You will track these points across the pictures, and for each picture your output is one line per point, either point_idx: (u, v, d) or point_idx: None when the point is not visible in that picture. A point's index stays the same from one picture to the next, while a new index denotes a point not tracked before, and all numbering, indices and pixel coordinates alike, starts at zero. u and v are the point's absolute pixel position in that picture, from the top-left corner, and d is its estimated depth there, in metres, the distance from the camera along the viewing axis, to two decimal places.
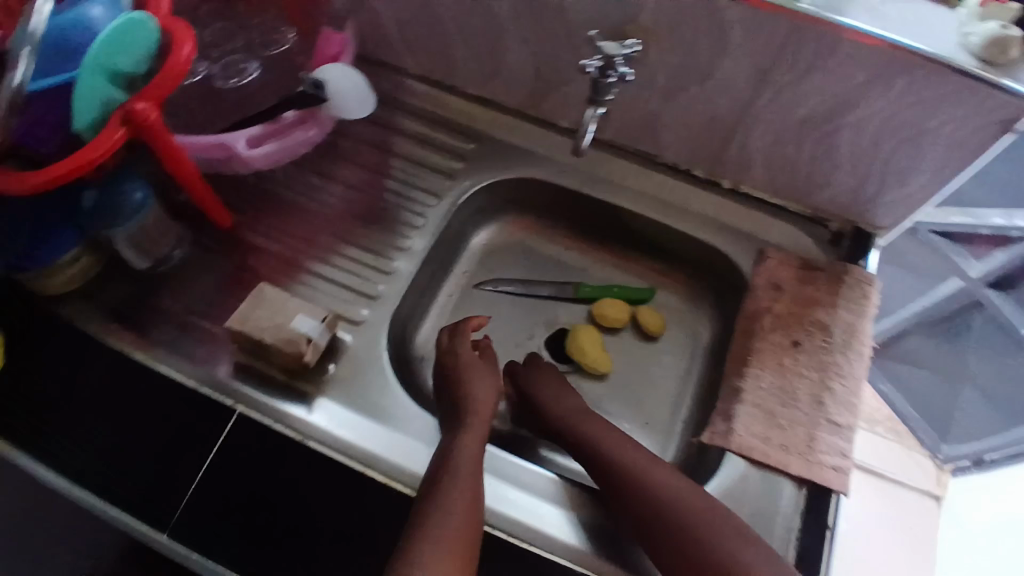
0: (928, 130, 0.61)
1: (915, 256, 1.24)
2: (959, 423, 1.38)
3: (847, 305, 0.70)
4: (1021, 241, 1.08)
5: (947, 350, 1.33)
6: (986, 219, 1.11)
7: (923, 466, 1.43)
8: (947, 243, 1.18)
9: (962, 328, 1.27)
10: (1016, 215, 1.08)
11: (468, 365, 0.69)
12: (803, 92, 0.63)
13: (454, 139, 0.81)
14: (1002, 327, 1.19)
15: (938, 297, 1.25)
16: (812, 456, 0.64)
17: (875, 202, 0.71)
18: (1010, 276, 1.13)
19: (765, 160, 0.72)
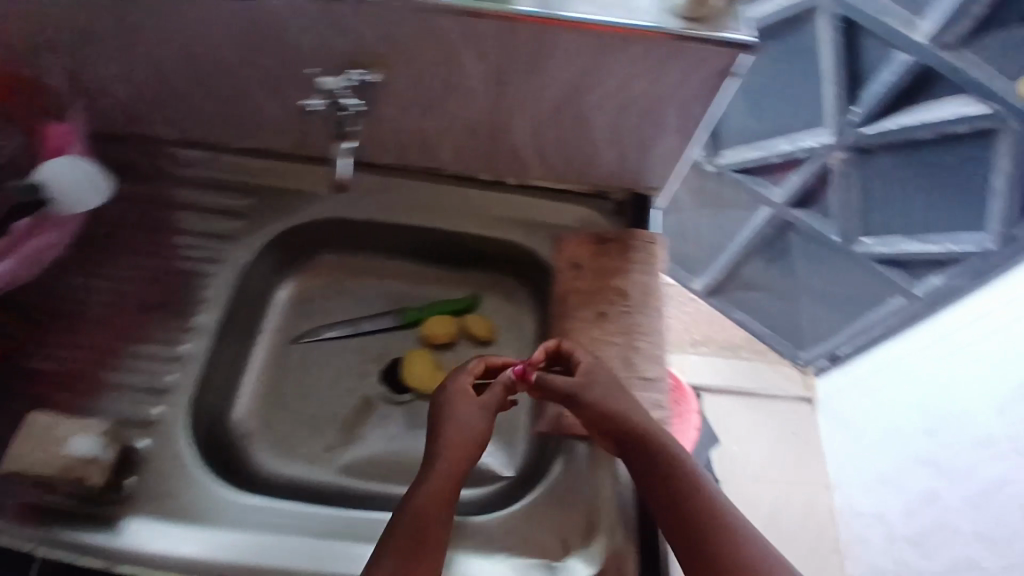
0: (657, 94, 0.65)
1: (725, 193, 1.37)
2: (807, 331, 1.52)
3: (638, 267, 0.73)
4: (807, 160, 1.19)
5: (779, 271, 1.45)
6: (774, 147, 1.22)
7: (789, 376, 1.61)
8: (748, 177, 1.30)
9: (783, 248, 1.40)
10: (797, 138, 1.18)
11: (457, 399, 0.63)
12: (539, 82, 0.65)
13: (228, 199, 0.78)
14: (813, 239, 1.32)
15: (755, 226, 1.38)
16: None
17: (641, 165, 0.75)
18: (810, 191, 1.24)
19: (535, 148, 0.73)
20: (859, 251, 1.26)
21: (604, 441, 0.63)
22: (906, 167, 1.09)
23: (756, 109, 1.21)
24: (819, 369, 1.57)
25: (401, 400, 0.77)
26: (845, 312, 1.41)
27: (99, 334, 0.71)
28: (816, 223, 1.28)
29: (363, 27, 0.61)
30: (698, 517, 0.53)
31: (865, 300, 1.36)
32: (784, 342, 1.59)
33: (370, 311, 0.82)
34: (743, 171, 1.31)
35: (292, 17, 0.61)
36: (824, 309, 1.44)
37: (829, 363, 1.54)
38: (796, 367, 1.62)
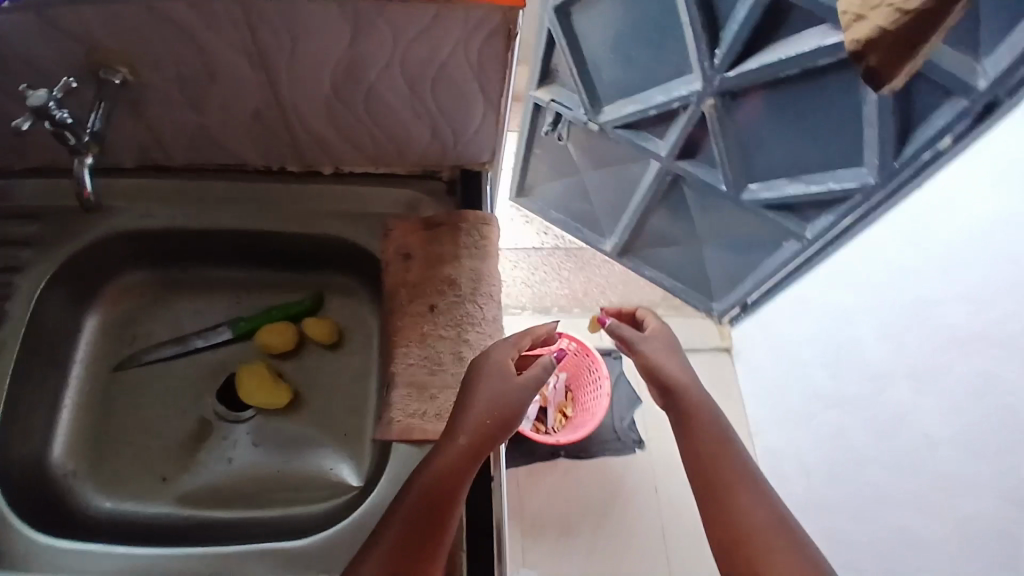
0: (446, 62, 0.59)
1: (614, 150, 1.34)
2: (715, 281, 1.50)
3: (469, 252, 0.68)
4: (682, 110, 1.15)
5: (679, 225, 1.42)
6: (650, 100, 1.17)
7: (708, 327, 1.60)
8: (632, 133, 1.26)
9: (679, 202, 1.36)
10: (670, 88, 1.13)
11: (497, 370, 0.59)
12: (312, 60, 0.58)
13: (3, 222, 0.68)
14: (704, 188, 1.27)
15: (647, 183, 1.34)
16: None
17: (460, 139, 0.69)
18: (691, 139, 1.20)
19: (340, 134, 0.67)
20: (748, 199, 1.23)
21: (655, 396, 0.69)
22: (778, 108, 1.05)
23: (627, 61, 1.16)
24: (734, 318, 1.57)
25: (239, 419, 0.72)
26: (747, 258, 1.39)
27: None
28: (702, 174, 1.25)
29: (82, 18, 0.53)
30: (727, 480, 0.60)
31: (763, 246, 1.34)
32: (696, 295, 1.58)
33: (201, 325, 0.76)
34: (626, 126, 1.26)
35: None
36: (728, 258, 1.42)
37: (742, 311, 1.53)
38: (713, 319, 1.60)
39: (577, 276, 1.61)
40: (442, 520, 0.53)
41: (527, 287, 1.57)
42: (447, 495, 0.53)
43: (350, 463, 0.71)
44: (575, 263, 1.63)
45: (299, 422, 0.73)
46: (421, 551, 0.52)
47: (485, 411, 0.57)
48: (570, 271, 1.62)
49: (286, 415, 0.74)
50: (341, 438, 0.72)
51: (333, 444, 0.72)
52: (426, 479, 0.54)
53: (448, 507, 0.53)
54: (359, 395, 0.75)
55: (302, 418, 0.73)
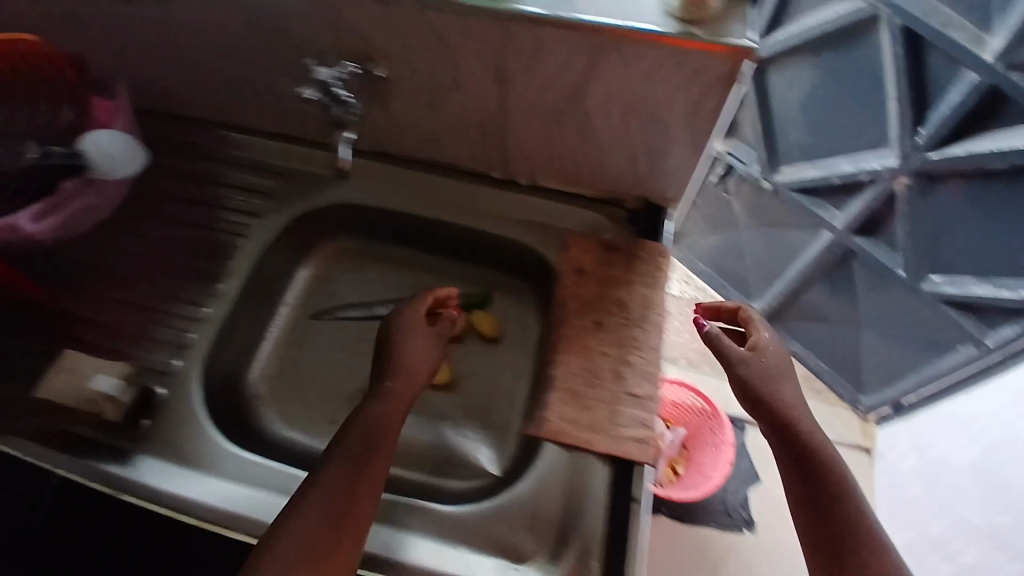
0: (661, 102, 0.64)
1: (784, 214, 1.30)
2: (868, 372, 1.39)
3: (643, 280, 0.71)
4: (870, 184, 1.10)
5: (840, 302, 1.34)
6: (835, 168, 1.14)
7: (849, 420, 1.47)
8: (808, 199, 1.23)
9: (846, 277, 1.28)
10: (861, 159, 1.10)
11: (415, 325, 0.69)
12: (542, 83, 0.65)
13: (258, 178, 0.82)
14: (878, 270, 1.20)
15: (815, 252, 1.29)
16: (615, 432, 0.64)
17: (654, 175, 0.73)
18: (870, 216, 1.15)
19: (545, 152, 0.74)
20: (927, 291, 1.14)
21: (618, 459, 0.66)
22: (980, 199, 0.98)
23: (818, 127, 1.15)
24: (881, 417, 1.44)
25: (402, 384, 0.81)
26: (910, 354, 1.28)
27: (132, 291, 0.77)
28: (878, 255, 1.18)
29: (371, 25, 0.64)
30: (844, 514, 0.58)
31: (929, 346, 1.23)
32: (842, 382, 1.47)
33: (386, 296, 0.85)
34: (803, 191, 1.24)
35: (303, 13, 0.64)
36: (888, 350, 1.32)
37: (893, 412, 1.40)
38: (857, 413, 1.48)
39: None
40: (367, 457, 0.60)
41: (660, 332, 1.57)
42: (364, 442, 0.61)
43: (491, 451, 0.76)
44: None
45: (451, 401, 0.80)
46: (341, 486, 0.58)
47: (403, 385, 0.66)
48: None
49: (440, 392, 0.80)
50: (485, 425, 0.78)
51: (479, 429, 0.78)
52: (364, 423, 0.62)
53: (369, 451, 0.61)
54: (507, 389, 0.80)
55: (454, 398, 0.80)
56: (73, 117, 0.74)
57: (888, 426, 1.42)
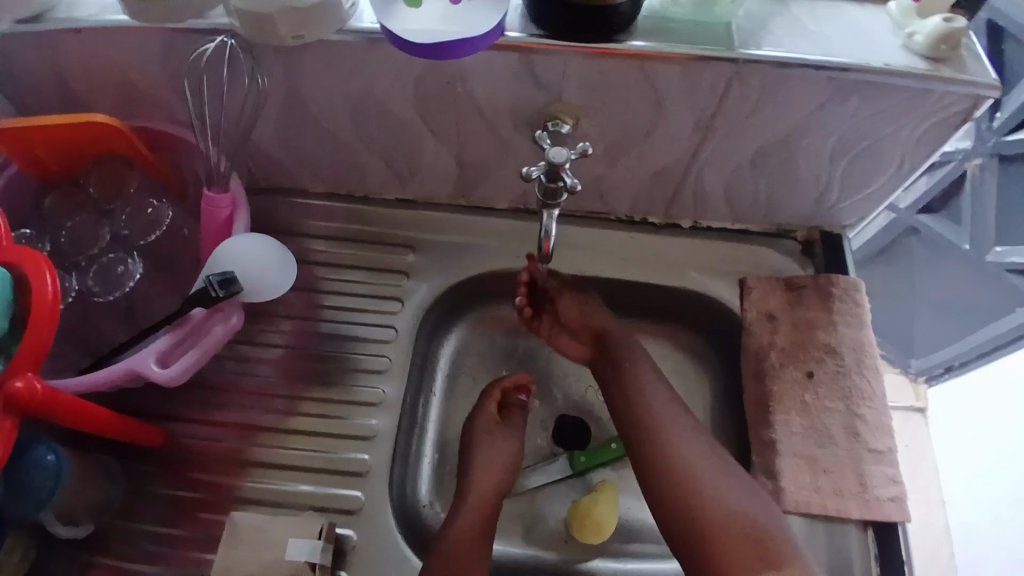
0: (881, 135, 0.59)
1: None
2: (922, 341, 1.45)
3: (844, 319, 0.66)
4: (943, 165, 1.13)
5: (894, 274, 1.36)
6: None
7: (901, 384, 1.55)
8: None
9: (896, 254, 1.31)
10: None
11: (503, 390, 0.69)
12: (756, 122, 0.59)
13: (387, 254, 0.71)
14: (935, 244, 1.24)
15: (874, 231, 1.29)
16: (867, 495, 0.59)
17: (836, 207, 0.68)
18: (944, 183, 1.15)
19: (724, 194, 0.68)
20: (991, 261, 1.20)
21: (800, 418, 0.63)
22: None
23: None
24: (932, 378, 1.51)
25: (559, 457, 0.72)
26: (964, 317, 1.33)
27: (268, 414, 0.64)
28: (946, 232, 1.21)
29: (563, 79, 0.55)
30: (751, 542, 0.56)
31: (990, 312, 1.29)
32: (892, 351, 1.52)
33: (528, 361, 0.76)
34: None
35: (482, 73, 0.55)
36: (941, 318, 1.37)
37: (947, 372, 1.47)
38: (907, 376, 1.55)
39: None
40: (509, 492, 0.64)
41: None
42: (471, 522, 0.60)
43: None
44: None
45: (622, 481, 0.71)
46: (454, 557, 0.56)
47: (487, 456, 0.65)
48: None
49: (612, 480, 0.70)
50: None
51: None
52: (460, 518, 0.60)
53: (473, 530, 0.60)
54: None
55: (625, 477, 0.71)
56: (176, 223, 0.60)
57: (940, 386, 1.50)
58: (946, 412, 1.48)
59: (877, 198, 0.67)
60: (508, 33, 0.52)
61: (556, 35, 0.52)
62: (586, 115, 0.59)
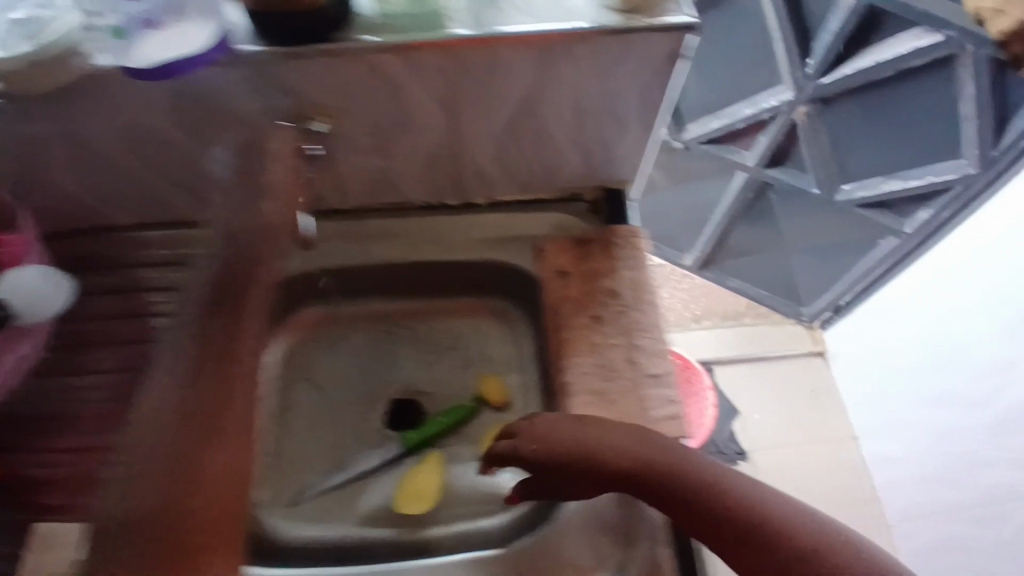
0: (612, 98, 0.65)
1: (699, 168, 1.43)
2: (804, 285, 1.57)
3: (624, 263, 0.72)
4: (773, 120, 1.22)
5: (764, 230, 1.50)
6: (737, 113, 1.25)
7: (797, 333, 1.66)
8: (717, 146, 1.34)
9: (763, 209, 1.44)
10: (759, 100, 1.21)
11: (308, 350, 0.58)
12: (497, 98, 0.64)
13: None
14: (790, 195, 1.35)
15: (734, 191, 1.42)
16: (648, 418, 0.62)
17: (609, 164, 0.73)
18: (777, 137, 1.25)
19: (502, 167, 0.73)
20: (842, 200, 1.28)
21: (588, 357, 0.67)
22: (856, 112, 1.14)
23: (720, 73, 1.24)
24: (824, 322, 1.62)
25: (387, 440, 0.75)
26: (836, 254, 1.45)
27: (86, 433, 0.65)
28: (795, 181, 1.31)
29: (303, 80, 0.61)
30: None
31: (854, 248, 1.41)
32: (782, 302, 1.65)
33: (353, 355, 0.79)
34: (711, 142, 1.35)
35: (227, 84, 0.60)
36: (818, 258, 1.48)
37: (834, 314, 1.58)
38: (804, 324, 1.66)
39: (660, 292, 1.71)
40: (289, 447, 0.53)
41: None
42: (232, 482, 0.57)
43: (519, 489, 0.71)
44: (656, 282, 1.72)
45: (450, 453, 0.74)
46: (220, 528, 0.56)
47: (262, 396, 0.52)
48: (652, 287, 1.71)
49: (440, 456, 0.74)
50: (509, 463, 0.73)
51: (500, 460, 0.72)
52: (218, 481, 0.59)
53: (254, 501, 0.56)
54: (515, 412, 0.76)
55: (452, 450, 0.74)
56: None
57: (832, 328, 1.61)
58: (839, 351, 1.58)
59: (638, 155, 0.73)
60: (238, 46, 0.57)
61: (274, 44, 0.57)
62: (340, 112, 0.64)
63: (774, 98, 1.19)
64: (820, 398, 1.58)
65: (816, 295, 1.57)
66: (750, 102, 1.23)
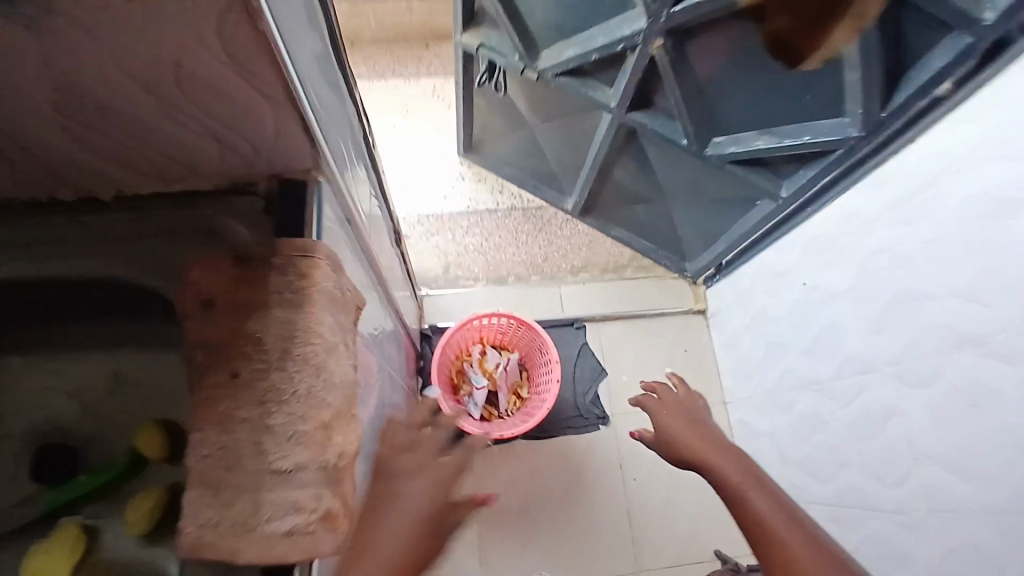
0: (186, 71, 0.42)
1: (560, 105, 1.22)
2: (687, 241, 1.39)
3: (280, 299, 0.51)
4: (629, 54, 1.00)
5: (643, 176, 1.29)
6: (591, 42, 1.03)
7: (681, 290, 1.50)
8: (575, 81, 1.14)
9: (641, 154, 1.23)
10: (611, 28, 0.99)
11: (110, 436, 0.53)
12: (13, 92, 0.42)
13: None
14: (663, 141, 1.15)
15: (602, 136, 1.22)
16: (257, 530, 0.46)
17: (261, 151, 0.52)
18: (637, 75, 1.04)
19: (108, 160, 0.52)
20: (713, 155, 1.10)
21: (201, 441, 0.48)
22: (722, 51, 0.92)
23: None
24: (709, 279, 1.47)
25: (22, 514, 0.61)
26: (719, 209, 1.25)
27: None
28: (665, 127, 1.11)
29: None
30: (728, 482, 0.79)
31: (736, 205, 1.20)
32: (666, 256, 1.48)
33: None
34: (569, 74, 1.13)
35: None
36: (699, 211, 1.29)
37: (716, 273, 1.43)
38: (688, 280, 1.50)
39: (537, 240, 1.52)
40: None
41: (483, 256, 1.49)
42: None
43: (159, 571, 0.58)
44: (534, 227, 1.53)
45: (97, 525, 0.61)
46: None
47: None
48: (529, 234, 1.53)
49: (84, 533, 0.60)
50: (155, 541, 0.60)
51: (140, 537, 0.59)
52: None
53: None
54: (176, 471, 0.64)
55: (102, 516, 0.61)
56: None
57: (715, 287, 1.45)
58: (719, 312, 1.45)
59: (293, 137, 0.51)
60: None
61: None
62: None
63: (628, 29, 0.96)
64: (695, 360, 1.47)
65: (699, 252, 1.41)
66: (604, 31, 1.00)
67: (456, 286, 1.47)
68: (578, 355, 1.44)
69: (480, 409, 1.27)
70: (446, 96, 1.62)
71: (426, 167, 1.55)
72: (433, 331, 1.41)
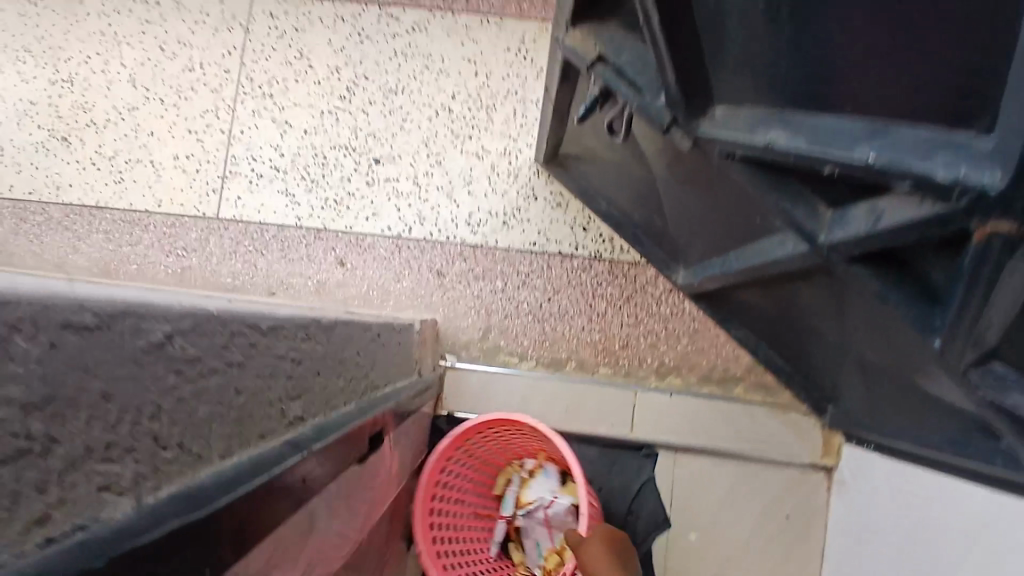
0: None
1: (706, 188, 0.69)
2: (846, 392, 0.90)
3: None
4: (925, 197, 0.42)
5: (816, 313, 0.77)
6: (838, 144, 0.43)
7: (807, 432, 1.05)
8: (750, 173, 0.56)
9: (824, 293, 0.71)
10: (905, 145, 0.39)
11: None
12: None
13: None
14: (884, 307, 0.60)
15: (766, 257, 0.70)
16: None
17: None
18: (887, 232, 0.48)
19: None
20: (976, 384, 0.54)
21: None
22: None
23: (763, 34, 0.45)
24: (855, 437, 0.99)
25: None
26: (922, 405, 0.73)
27: None
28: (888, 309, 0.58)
29: None
30: None
31: (954, 418, 0.68)
32: (802, 386, 0.99)
33: None
34: (748, 160, 0.54)
35: None
36: (881, 387, 0.79)
37: (874, 446, 0.95)
38: (823, 421, 1.03)
39: (619, 313, 1.06)
40: None
41: (539, 325, 1.06)
42: None
43: None
44: (621, 294, 1.06)
45: None
46: None
47: None
48: (609, 301, 1.06)
49: None
50: None
51: None
52: None
53: None
54: None
55: None
56: None
57: (861, 450, 0.98)
58: (855, 486, 0.98)
59: None
60: None
61: None
62: None
63: (936, 165, 0.37)
64: (796, 532, 1.04)
65: (856, 410, 0.92)
66: (873, 134, 0.41)
67: (493, 362, 1.05)
68: (637, 491, 1.04)
69: (499, 544, 0.98)
70: (536, 58, 1.07)
71: (489, 167, 1.07)
72: (449, 425, 1.03)
